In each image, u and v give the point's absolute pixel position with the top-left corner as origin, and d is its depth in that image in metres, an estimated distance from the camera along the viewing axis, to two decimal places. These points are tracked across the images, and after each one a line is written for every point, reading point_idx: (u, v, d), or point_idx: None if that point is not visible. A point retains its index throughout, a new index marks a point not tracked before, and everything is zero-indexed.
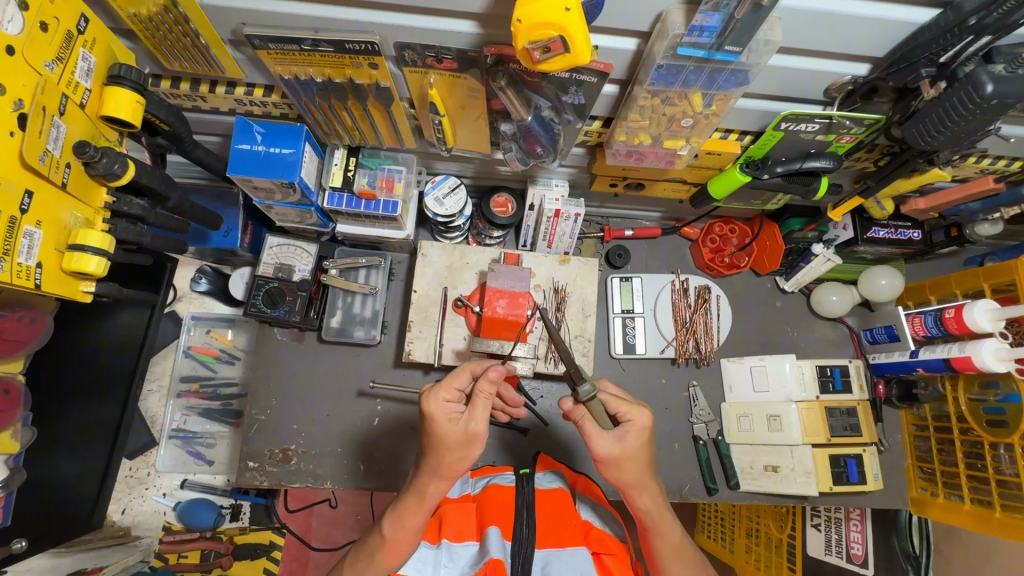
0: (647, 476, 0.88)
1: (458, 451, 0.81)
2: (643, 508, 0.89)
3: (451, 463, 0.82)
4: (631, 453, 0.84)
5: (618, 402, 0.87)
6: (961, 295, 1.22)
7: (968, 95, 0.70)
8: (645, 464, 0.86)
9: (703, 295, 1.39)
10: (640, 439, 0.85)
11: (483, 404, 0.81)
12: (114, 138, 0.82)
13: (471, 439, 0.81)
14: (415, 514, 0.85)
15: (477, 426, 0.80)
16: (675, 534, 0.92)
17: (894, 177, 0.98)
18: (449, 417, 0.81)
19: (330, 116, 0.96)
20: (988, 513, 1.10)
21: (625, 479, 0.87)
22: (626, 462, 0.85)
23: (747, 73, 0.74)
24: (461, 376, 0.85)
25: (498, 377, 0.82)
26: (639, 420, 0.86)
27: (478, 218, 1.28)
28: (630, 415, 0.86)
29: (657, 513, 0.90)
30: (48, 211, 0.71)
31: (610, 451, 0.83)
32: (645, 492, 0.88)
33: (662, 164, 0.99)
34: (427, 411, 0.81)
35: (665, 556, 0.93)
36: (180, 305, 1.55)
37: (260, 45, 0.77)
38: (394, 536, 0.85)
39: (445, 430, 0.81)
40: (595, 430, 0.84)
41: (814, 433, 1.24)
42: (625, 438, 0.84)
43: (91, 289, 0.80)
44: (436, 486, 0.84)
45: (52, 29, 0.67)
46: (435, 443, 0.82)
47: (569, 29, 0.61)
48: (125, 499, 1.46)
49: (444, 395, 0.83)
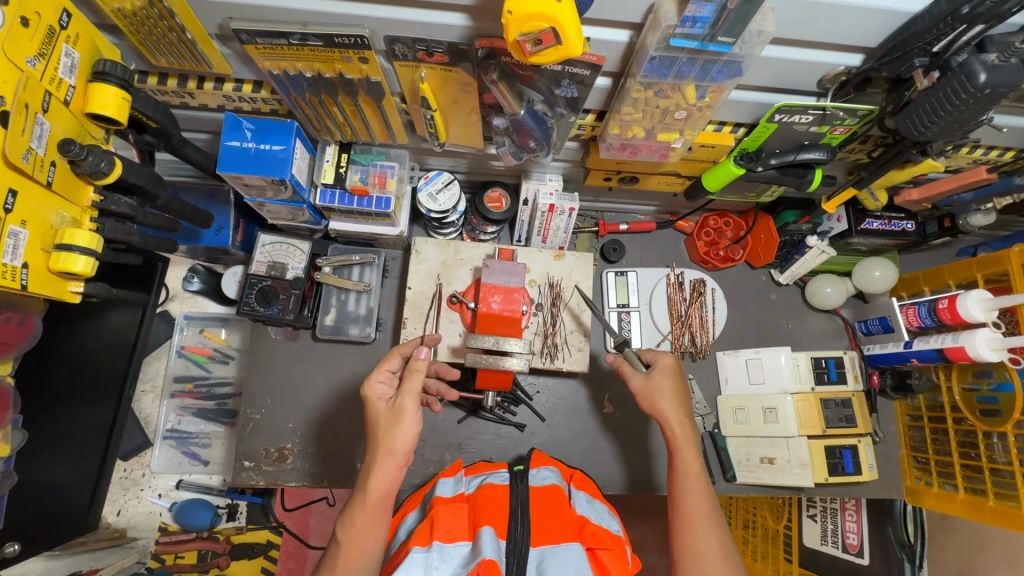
0: (677, 405, 0.97)
1: (388, 429, 0.85)
2: (670, 431, 0.97)
3: (387, 445, 0.84)
4: (659, 384, 0.98)
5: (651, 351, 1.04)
6: (954, 286, 1.23)
7: (962, 85, 0.70)
8: (674, 393, 0.97)
9: (698, 288, 1.39)
10: (667, 375, 0.99)
11: (410, 382, 0.86)
12: (100, 136, 0.81)
13: (397, 414, 0.85)
14: (364, 512, 0.83)
15: (401, 402, 0.85)
16: (694, 461, 0.94)
17: (887, 168, 0.97)
18: (382, 396, 0.89)
19: (321, 111, 0.94)
20: (981, 501, 1.11)
21: (657, 408, 0.97)
22: (656, 390, 0.98)
23: (741, 64, 0.73)
24: (393, 359, 0.94)
25: (423, 357, 0.86)
26: (664, 359, 1.01)
27: (471, 214, 1.27)
28: (657, 359, 1.02)
29: (681, 434, 0.96)
30: (32, 211, 0.70)
31: (639, 382, 0.99)
32: (672, 414, 0.97)
33: (655, 157, 0.98)
34: (365, 395, 0.90)
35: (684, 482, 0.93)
36: (173, 304, 1.52)
37: (248, 39, 0.76)
38: (348, 538, 0.83)
39: (377, 408, 0.87)
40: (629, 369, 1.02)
41: (809, 424, 1.24)
42: (654, 372, 0.99)
43: (79, 289, 0.79)
44: (378, 478, 0.83)
45: (32, 25, 0.65)
46: (372, 426, 0.87)
47: (560, 19, 0.60)
48: (119, 501, 1.44)
49: (380, 377, 0.91)
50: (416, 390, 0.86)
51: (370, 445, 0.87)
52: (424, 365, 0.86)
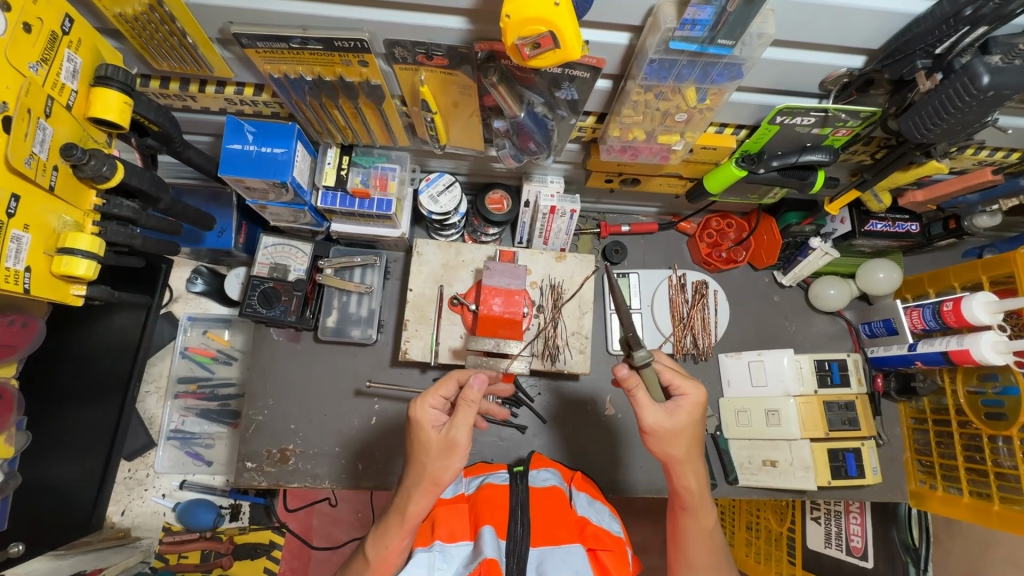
0: (695, 456, 0.90)
1: (438, 459, 0.82)
2: (683, 485, 0.91)
3: (434, 474, 0.82)
4: (681, 428, 0.87)
5: (671, 376, 0.90)
6: (959, 288, 1.22)
7: (965, 87, 0.70)
8: (694, 440, 0.89)
9: (700, 290, 1.38)
10: (692, 414, 0.88)
11: (465, 413, 0.82)
12: (102, 140, 0.81)
13: (450, 446, 0.82)
14: (398, 537, 0.85)
15: (454, 433, 0.81)
16: (708, 521, 0.93)
17: (891, 170, 0.96)
18: (434, 423, 0.84)
19: (322, 114, 0.95)
20: (986, 505, 1.11)
21: (671, 455, 0.89)
22: (675, 436, 0.87)
23: (741, 66, 0.73)
24: (446, 382, 0.87)
25: (478, 387, 0.81)
26: (693, 395, 0.88)
27: (473, 215, 1.27)
28: (682, 390, 0.89)
29: (696, 492, 0.91)
30: (35, 215, 0.71)
31: (661, 421, 0.86)
32: (688, 468, 0.90)
33: (656, 159, 0.98)
34: (413, 417, 0.85)
35: (697, 540, 0.93)
36: (177, 305, 1.53)
37: (248, 44, 0.76)
38: (377, 559, 0.85)
39: (428, 436, 0.83)
40: (647, 400, 0.86)
41: (812, 427, 1.23)
42: (676, 412, 0.87)
43: (82, 293, 0.80)
44: (418, 504, 0.84)
45: (35, 30, 0.66)
46: (418, 451, 0.84)
47: (558, 23, 0.60)
48: (124, 501, 1.46)
49: (433, 401, 0.85)
50: (468, 420, 0.83)
51: (411, 469, 0.85)
52: (478, 395, 0.82)
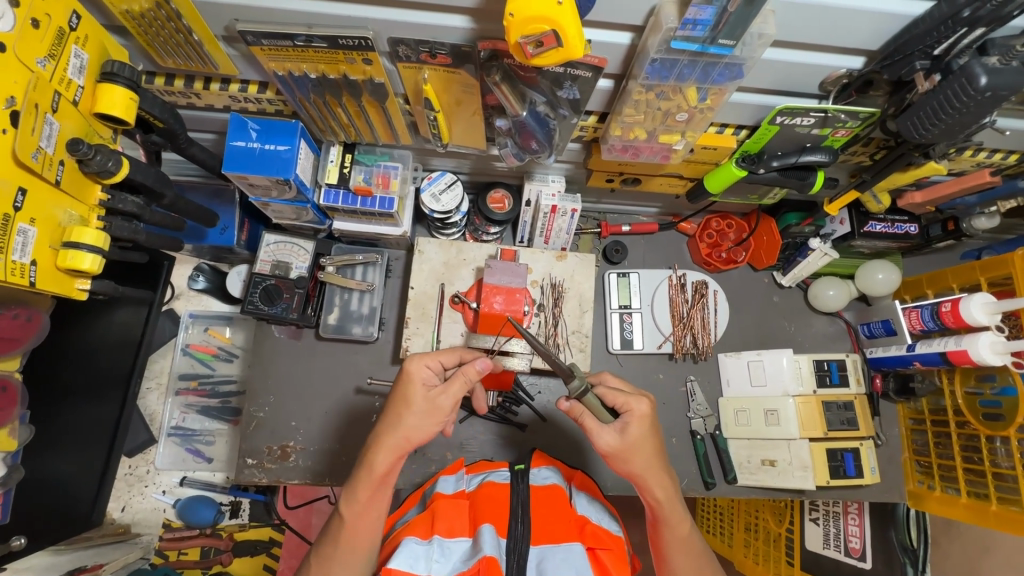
0: (657, 465, 0.88)
1: (419, 418, 0.84)
2: (652, 498, 0.90)
3: (408, 430, 0.84)
4: (634, 443, 0.86)
5: (615, 394, 0.88)
6: (958, 289, 1.23)
7: (963, 88, 0.70)
8: (653, 450, 0.87)
9: (700, 290, 1.39)
10: (643, 427, 0.86)
11: (462, 386, 0.86)
12: (107, 136, 0.82)
13: (434, 409, 0.84)
14: (368, 491, 0.84)
15: (443, 400, 0.84)
16: (683, 529, 0.91)
17: (889, 171, 0.97)
18: (423, 382, 0.85)
19: (325, 112, 0.96)
20: (984, 505, 1.11)
21: (633, 472, 0.88)
22: (629, 453, 0.86)
23: (742, 66, 0.73)
24: (447, 353, 0.92)
25: (479, 368, 0.87)
26: (637, 409, 0.86)
27: (475, 214, 1.28)
28: (627, 406, 0.87)
29: (666, 504, 0.90)
30: (42, 210, 0.71)
31: (612, 443, 0.86)
32: (654, 481, 0.88)
33: (657, 159, 0.98)
34: (406, 369, 0.86)
35: (676, 549, 0.92)
36: (178, 302, 1.53)
37: (253, 41, 0.77)
38: (353, 515, 0.84)
39: (415, 392, 0.84)
40: (595, 424, 0.87)
41: (811, 427, 1.23)
42: (626, 429, 0.86)
43: (86, 286, 0.80)
44: (386, 459, 0.84)
45: (43, 26, 0.67)
46: (399, 402, 0.85)
47: (561, 22, 0.61)
48: (124, 497, 1.46)
49: (428, 361, 0.87)
50: (457, 394, 0.86)
51: (386, 421, 0.85)
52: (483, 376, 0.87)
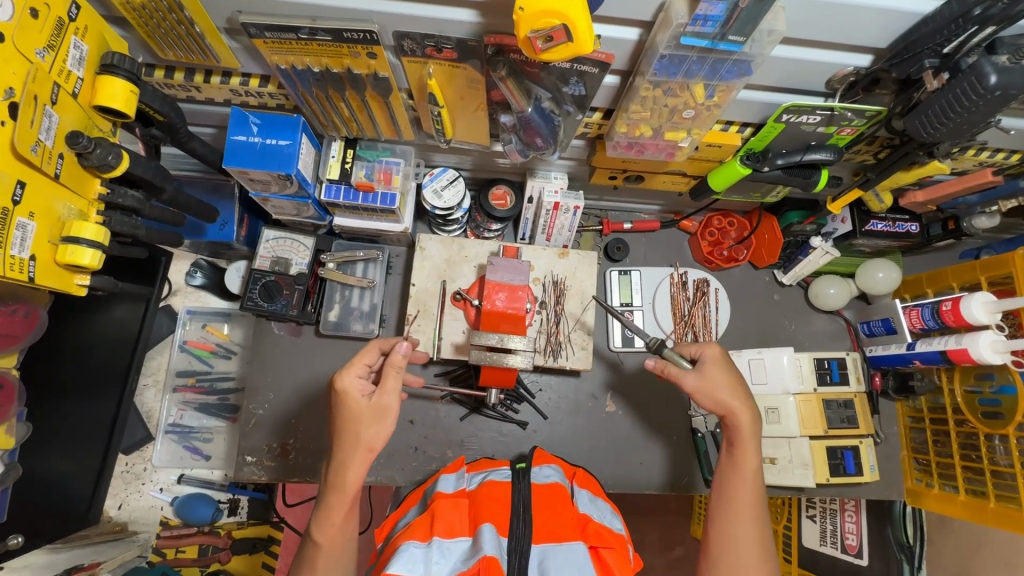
0: (746, 398, 0.92)
1: (372, 425, 0.83)
2: (732, 429, 0.92)
3: (369, 441, 0.83)
4: (713, 379, 0.93)
5: (695, 345, 0.98)
6: (958, 288, 1.23)
7: (972, 86, 0.70)
8: (739, 386, 0.93)
9: (701, 288, 1.40)
10: (723, 368, 0.94)
11: (393, 378, 0.85)
12: (106, 129, 0.81)
13: (382, 411, 0.84)
14: (341, 511, 0.83)
15: (387, 399, 0.84)
16: (755, 462, 0.91)
17: (894, 170, 0.97)
18: (361, 392, 0.85)
19: (328, 106, 0.94)
20: (982, 503, 1.12)
21: (723, 402, 0.92)
22: (714, 386, 0.93)
23: (750, 63, 0.73)
24: (367, 352, 0.90)
25: (403, 352, 0.85)
26: (710, 351, 0.96)
27: (476, 211, 1.27)
28: (706, 351, 0.96)
29: (748, 433, 0.91)
30: (41, 203, 0.70)
31: (695, 379, 0.94)
32: (743, 411, 0.91)
33: (662, 156, 0.98)
34: (339, 387, 0.84)
35: (740, 481, 0.90)
36: (175, 299, 1.52)
37: (256, 33, 0.76)
38: (326, 537, 0.82)
39: (357, 404, 0.83)
40: (680, 368, 0.95)
41: (811, 425, 1.25)
42: (706, 369, 0.94)
43: (85, 282, 0.79)
44: (355, 473, 0.83)
45: (42, 16, 0.65)
46: (350, 422, 0.83)
47: (571, 15, 0.60)
48: (121, 495, 1.45)
49: (358, 370, 0.86)
50: (397, 386, 0.86)
51: (339, 441, 0.84)
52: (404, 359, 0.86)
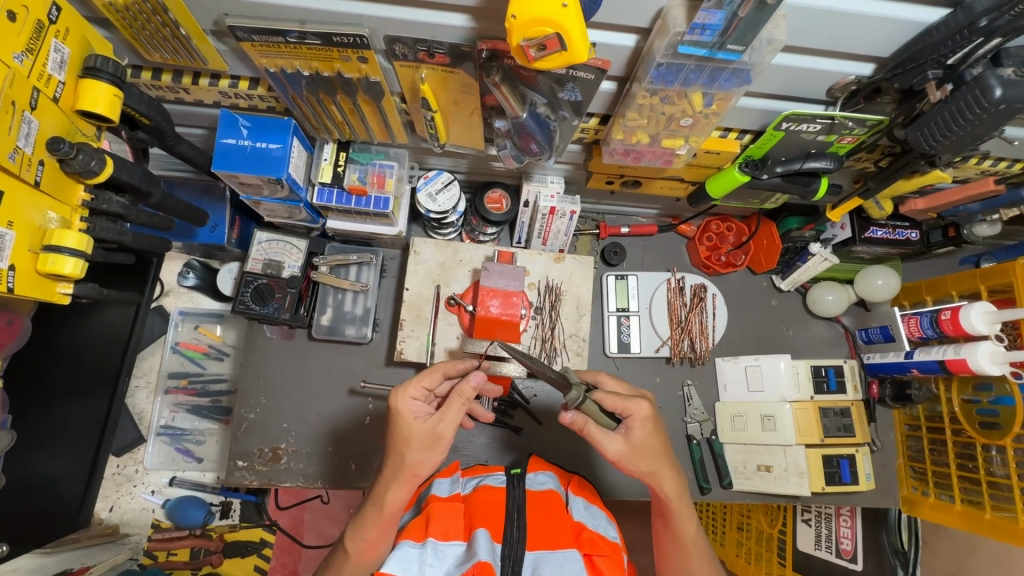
0: (667, 460, 0.88)
1: (421, 451, 0.82)
2: (661, 494, 0.89)
3: (413, 466, 0.83)
4: (641, 446, 0.84)
5: (615, 400, 0.84)
6: (957, 297, 1.22)
7: (976, 99, 0.68)
8: (660, 446, 0.86)
9: (699, 293, 1.38)
10: (646, 429, 0.84)
11: (453, 408, 0.83)
12: (91, 133, 0.79)
13: (436, 440, 0.82)
14: (376, 530, 0.87)
15: (442, 427, 0.82)
16: (691, 527, 0.93)
17: (895, 178, 0.95)
18: (417, 416, 0.83)
19: (319, 109, 0.92)
20: (978, 514, 1.10)
21: (642, 470, 0.87)
22: (638, 454, 0.85)
23: (749, 72, 0.71)
24: (430, 374, 0.88)
25: (474, 384, 0.83)
26: (638, 412, 0.84)
27: (471, 214, 1.25)
28: (628, 410, 0.84)
29: (677, 499, 0.90)
30: (20, 212, 0.68)
31: (620, 449, 0.84)
32: (664, 480, 0.88)
33: (659, 163, 0.97)
34: (395, 408, 0.83)
35: (681, 545, 0.93)
36: (168, 299, 1.50)
37: (244, 37, 0.74)
38: (358, 551, 0.87)
39: (411, 427, 0.82)
40: (601, 434, 0.84)
41: (807, 433, 1.23)
42: (631, 432, 0.84)
43: (68, 290, 0.78)
44: (396, 493, 0.85)
45: (20, 19, 0.64)
46: (398, 442, 0.83)
47: (565, 24, 0.58)
48: (112, 497, 1.44)
49: (414, 392, 0.85)
50: (458, 416, 0.84)
51: (390, 459, 0.85)
52: (472, 392, 0.83)
